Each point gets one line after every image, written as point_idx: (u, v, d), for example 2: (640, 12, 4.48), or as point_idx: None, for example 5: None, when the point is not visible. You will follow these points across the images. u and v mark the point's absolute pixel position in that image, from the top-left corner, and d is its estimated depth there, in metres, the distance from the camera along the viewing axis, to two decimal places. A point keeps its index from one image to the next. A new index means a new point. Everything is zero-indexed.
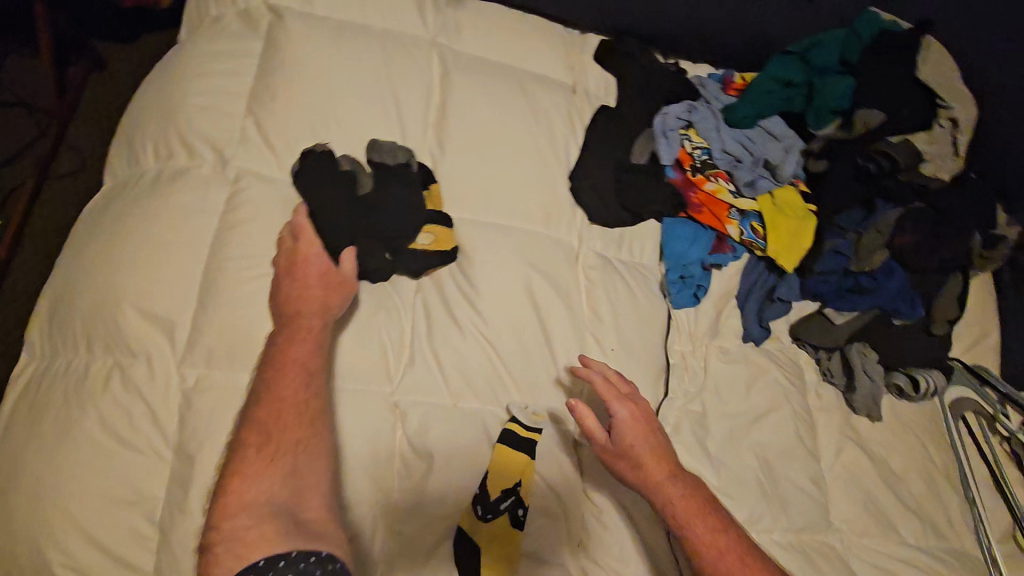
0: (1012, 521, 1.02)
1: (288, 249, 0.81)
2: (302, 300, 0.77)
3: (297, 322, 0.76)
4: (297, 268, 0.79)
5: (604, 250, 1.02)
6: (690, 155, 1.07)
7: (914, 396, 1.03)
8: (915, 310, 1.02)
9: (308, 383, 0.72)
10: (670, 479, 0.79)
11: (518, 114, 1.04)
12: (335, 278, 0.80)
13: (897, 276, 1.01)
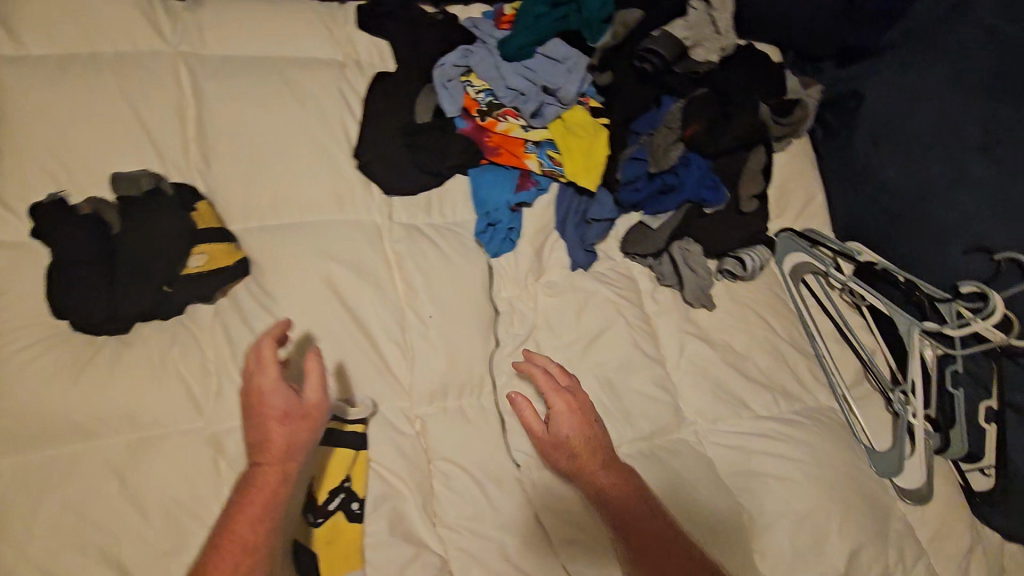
0: (858, 364, 1.08)
1: (252, 388, 0.70)
2: (263, 449, 0.68)
3: (257, 472, 0.68)
4: (259, 415, 0.69)
5: (410, 219, 1.00)
6: (474, 100, 1.03)
7: (746, 275, 1.06)
8: (719, 197, 1.03)
9: (253, 554, 0.64)
10: (606, 476, 0.77)
11: (285, 106, 0.98)
12: (299, 412, 0.70)
13: (696, 165, 1.02)
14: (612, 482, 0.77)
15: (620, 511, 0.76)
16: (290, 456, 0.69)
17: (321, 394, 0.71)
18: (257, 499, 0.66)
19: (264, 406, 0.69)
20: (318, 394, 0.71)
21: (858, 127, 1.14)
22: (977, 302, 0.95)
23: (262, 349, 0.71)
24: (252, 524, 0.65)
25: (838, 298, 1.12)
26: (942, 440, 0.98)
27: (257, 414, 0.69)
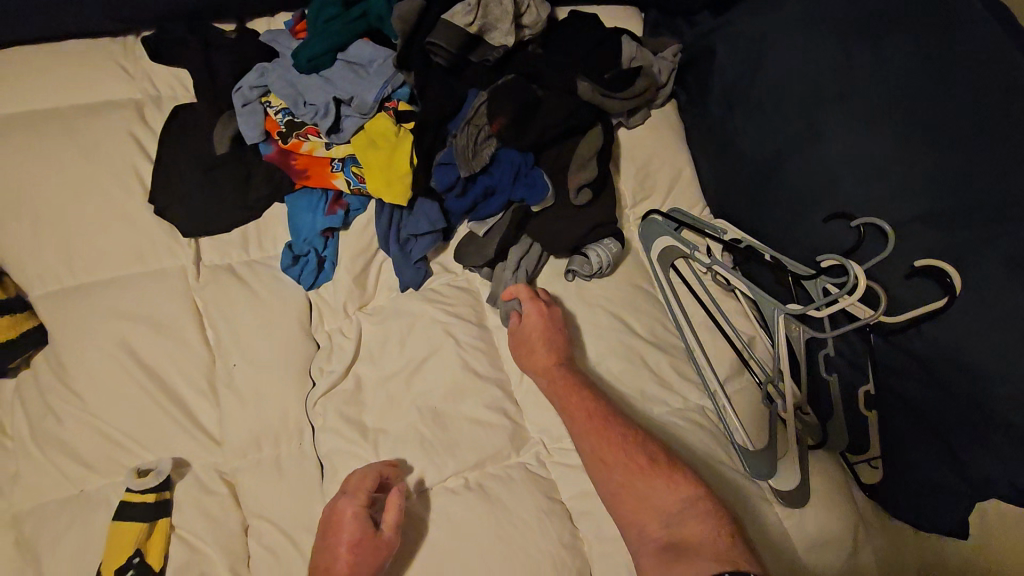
0: (735, 354, 0.97)
1: (333, 514, 0.76)
2: None
3: None
4: (332, 543, 0.73)
5: (223, 259, 0.94)
6: (275, 121, 0.96)
7: (600, 272, 0.97)
8: (541, 189, 0.93)
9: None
10: (592, 415, 0.82)
11: (72, 159, 0.93)
12: (369, 544, 0.73)
13: (514, 162, 0.93)
14: (597, 418, 0.82)
15: (610, 450, 0.80)
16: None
17: (394, 530, 0.74)
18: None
19: (339, 532, 0.74)
20: (390, 532, 0.74)
21: (714, 90, 1.02)
22: (839, 277, 0.85)
23: (354, 477, 0.79)
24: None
25: (711, 283, 1.02)
26: (818, 434, 0.89)
27: (332, 541, 0.74)
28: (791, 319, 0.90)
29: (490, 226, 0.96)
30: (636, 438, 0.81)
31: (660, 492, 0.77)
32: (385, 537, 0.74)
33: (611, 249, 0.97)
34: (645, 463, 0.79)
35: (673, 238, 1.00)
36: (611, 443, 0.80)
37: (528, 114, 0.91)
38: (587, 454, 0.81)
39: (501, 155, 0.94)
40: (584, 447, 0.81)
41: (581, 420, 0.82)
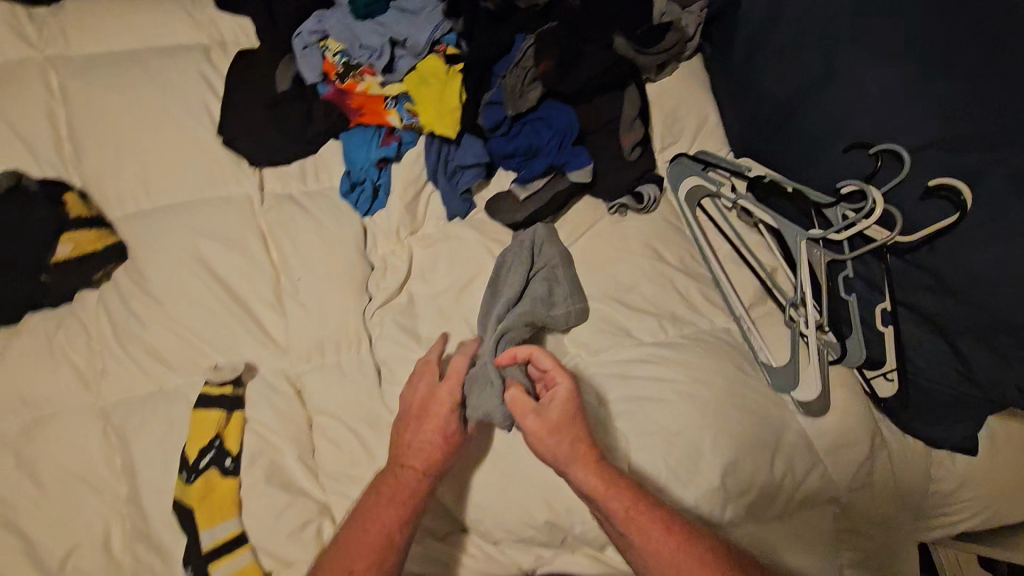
0: (759, 282, 1.04)
1: (431, 390, 0.82)
2: (422, 453, 0.78)
3: (409, 472, 0.77)
4: (429, 416, 0.80)
5: (285, 188, 1.02)
6: (333, 64, 1.04)
7: (644, 207, 1.05)
8: (581, 158, 1.00)
9: (392, 542, 0.73)
10: (647, 527, 0.72)
11: (147, 94, 1.01)
12: (460, 433, 0.80)
13: (558, 115, 1.00)
14: (658, 528, 0.72)
15: (676, 564, 0.70)
16: (440, 462, 0.78)
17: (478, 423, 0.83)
18: (402, 489, 0.76)
19: (436, 408, 0.80)
20: (477, 418, 0.81)
21: (739, 38, 1.09)
22: (858, 203, 0.92)
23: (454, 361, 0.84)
24: (395, 522, 0.74)
25: (735, 219, 1.08)
26: (839, 349, 0.95)
27: (427, 417, 0.80)
28: (812, 244, 0.96)
29: (530, 183, 1.02)
30: (711, 550, 0.71)
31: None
32: (469, 422, 0.81)
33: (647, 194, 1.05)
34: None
35: (700, 176, 1.07)
36: (682, 558, 0.70)
37: (570, 57, 0.98)
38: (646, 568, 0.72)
39: (545, 109, 1.01)
40: (645, 558, 0.72)
41: (636, 530, 0.72)
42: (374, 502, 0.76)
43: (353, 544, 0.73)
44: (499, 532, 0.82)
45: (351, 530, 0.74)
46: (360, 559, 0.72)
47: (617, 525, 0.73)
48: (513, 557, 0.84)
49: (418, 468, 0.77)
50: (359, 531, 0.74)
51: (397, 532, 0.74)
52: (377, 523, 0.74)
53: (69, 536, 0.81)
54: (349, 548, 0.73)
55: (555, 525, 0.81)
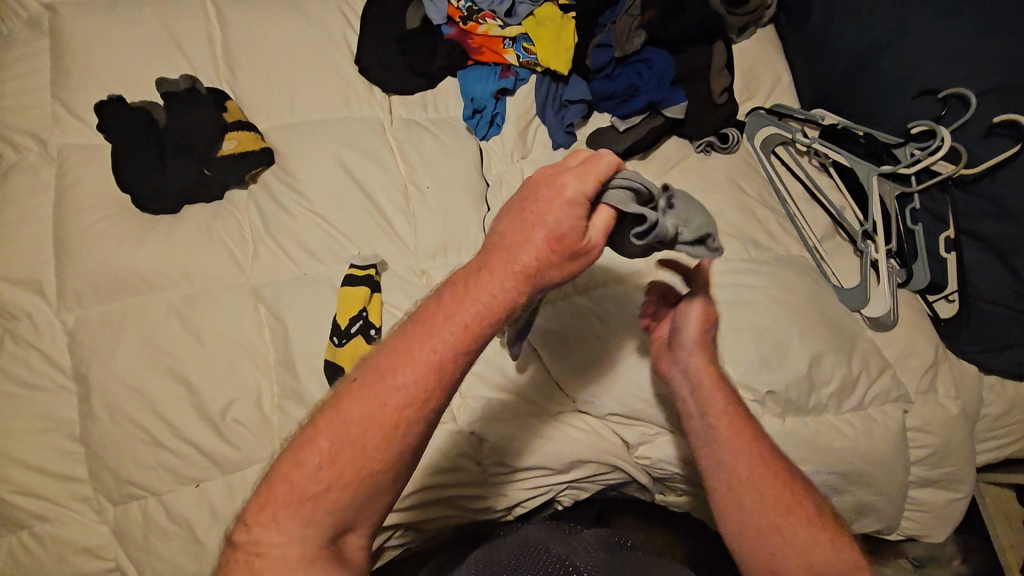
0: (830, 218, 1.15)
1: (558, 184, 0.63)
2: (511, 259, 0.63)
3: (497, 281, 0.63)
4: (537, 219, 0.62)
5: (409, 114, 1.14)
6: (457, 8, 1.16)
7: (727, 147, 1.17)
8: (678, 96, 1.12)
9: (441, 373, 0.63)
10: (747, 430, 0.79)
11: (294, 25, 1.13)
12: (569, 246, 0.62)
13: (658, 61, 1.12)
14: (757, 437, 0.79)
15: (756, 464, 0.77)
16: (520, 284, 0.63)
17: (598, 239, 0.64)
18: (471, 312, 0.63)
19: (541, 215, 0.62)
20: (596, 240, 0.64)
21: (814, 7, 1.23)
22: (926, 141, 1.04)
23: (599, 160, 0.63)
24: (447, 350, 0.63)
25: (807, 163, 1.21)
26: (906, 272, 1.08)
27: (539, 224, 0.62)
28: (883, 179, 1.09)
29: (631, 124, 1.14)
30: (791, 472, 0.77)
31: (796, 534, 0.73)
32: (577, 251, 0.63)
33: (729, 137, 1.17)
34: (790, 495, 0.75)
35: (776, 125, 1.19)
36: (763, 472, 0.76)
37: (674, 7, 1.11)
38: (723, 463, 0.78)
39: (648, 53, 1.13)
40: (726, 459, 0.78)
41: (723, 427, 0.79)
42: (432, 313, 0.65)
43: (399, 357, 0.64)
44: (611, 405, 0.93)
45: (403, 338, 0.65)
46: (400, 386, 0.62)
47: (716, 420, 0.79)
48: (618, 432, 0.95)
49: (497, 288, 0.63)
50: (429, 336, 0.63)
51: (443, 376, 0.63)
52: (438, 338, 0.63)
53: (229, 391, 0.90)
54: (395, 368, 0.63)
55: (662, 400, 0.92)
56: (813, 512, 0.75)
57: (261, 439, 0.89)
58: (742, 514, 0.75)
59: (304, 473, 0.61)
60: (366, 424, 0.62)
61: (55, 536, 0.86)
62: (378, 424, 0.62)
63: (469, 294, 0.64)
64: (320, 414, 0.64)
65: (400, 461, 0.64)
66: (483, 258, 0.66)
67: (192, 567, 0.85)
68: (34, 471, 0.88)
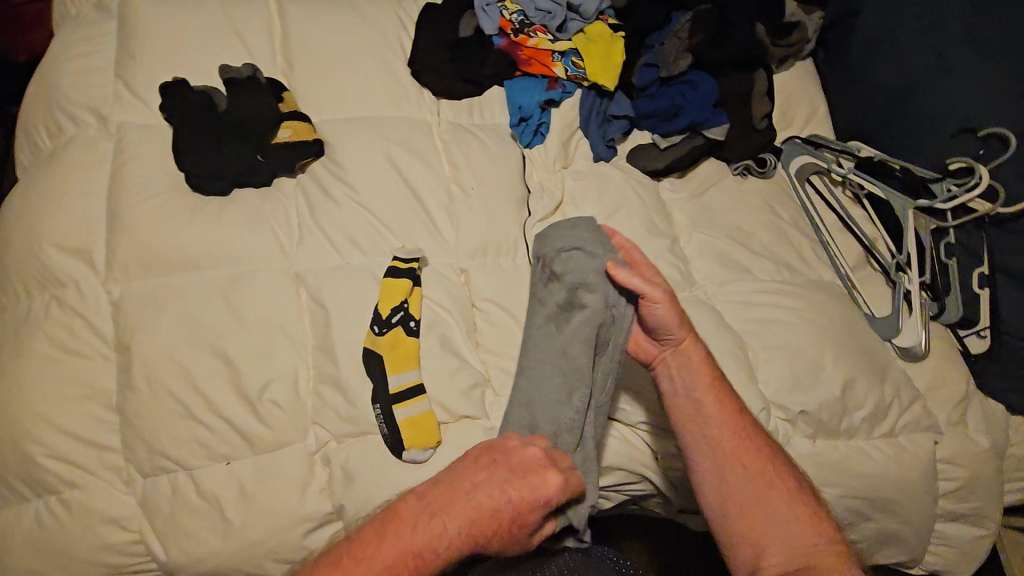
0: (863, 248, 1.17)
1: (531, 462, 0.77)
2: (489, 518, 0.73)
3: (462, 487, 0.75)
4: (506, 480, 0.75)
5: (456, 117, 1.17)
6: (509, 21, 1.20)
7: (766, 172, 1.19)
8: (720, 118, 1.15)
9: (396, 573, 0.70)
10: (723, 400, 0.85)
11: (351, 25, 1.17)
12: (533, 506, 0.75)
13: (701, 85, 1.16)
14: (738, 419, 0.84)
15: (734, 439, 0.83)
16: (480, 532, 0.73)
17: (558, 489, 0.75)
18: (430, 531, 0.72)
19: (535, 488, 0.75)
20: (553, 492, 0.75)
21: (854, 42, 1.26)
22: (964, 178, 1.07)
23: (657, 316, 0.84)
24: (401, 552, 0.71)
25: (841, 194, 1.22)
26: (938, 305, 1.08)
27: (497, 489, 0.74)
28: (917, 212, 1.11)
29: (671, 142, 1.16)
30: (768, 447, 0.84)
31: (775, 495, 0.80)
32: (518, 539, 0.75)
33: (767, 162, 1.20)
34: (762, 464, 0.82)
35: (812, 153, 1.21)
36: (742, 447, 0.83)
37: (720, 35, 1.15)
38: (708, 436, 0.83)
39: (694, 76, 1.16)
40: (708, 428, 0.83)
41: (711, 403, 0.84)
42: (412, 522, 0.73)
43: (367, 555, 0.71)
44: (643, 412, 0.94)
45: (381, 525, 0.74)
46: (366, 570, 0.70)
47: (695, 393, 0.84)
48: (648, 441, 0.94)
49: (466, 518, 0.73)
50: (408, 528, 0.73)
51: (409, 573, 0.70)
52: (410, 530, 0.73)
53: (266, 372, 0.91)
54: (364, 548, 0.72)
55: None
56: (791, 484, 0.82)
57: (295, 422, 0.90)
58: (723, 477, 0.82)
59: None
60: None
61: (83, 504, 0.86)
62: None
63: (439, 521, 0.73)
64: (308, 569, 0.72)
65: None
66: (446, 498, 0.75)
67: (217, 546, 0.85)
68: (66, 437, 0.88)
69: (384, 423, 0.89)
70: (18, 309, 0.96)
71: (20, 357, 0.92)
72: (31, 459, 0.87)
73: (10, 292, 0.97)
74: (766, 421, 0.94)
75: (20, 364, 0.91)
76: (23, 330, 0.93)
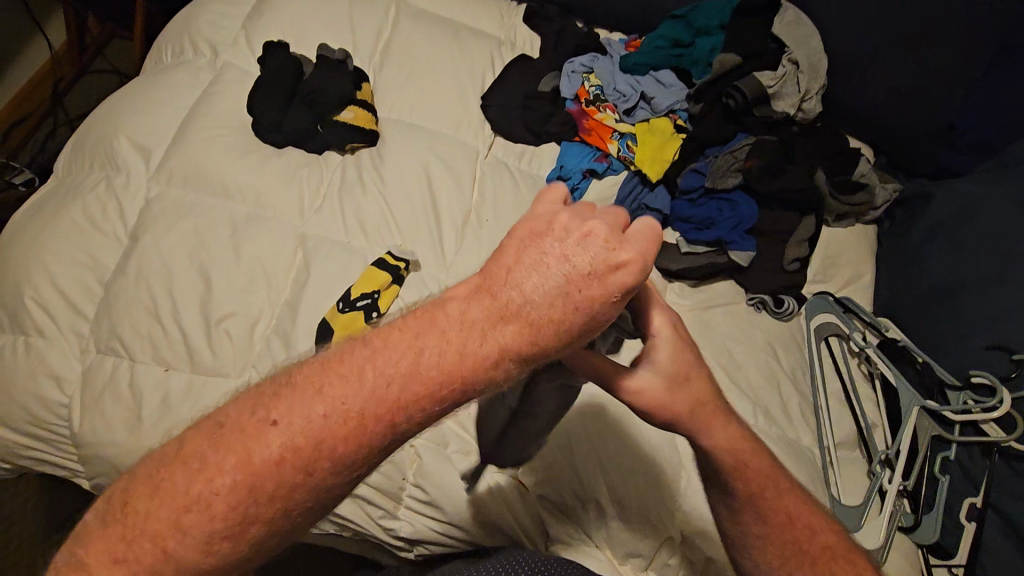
0: (858, 429, 1.07)
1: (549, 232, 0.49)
2: (526, 310, 0.47)
3: (485, 298, 0.49)
4: (496, 279, 0.49)
5: (505, 158, 1.24)
6: (586, 91, 1.28)
7: (779, 315, 1.15)
8: (748, 245, 1.15)
9: (369, 412, 0.47)
10: (779, 483, 0.71)
11: (448, 49, 1.29)
12: (581, 293, 0.47)
13: (742, 206, 1.15)
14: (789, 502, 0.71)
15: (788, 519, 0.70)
16: (512, 353, 0.47)
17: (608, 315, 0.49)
18: (399, 371, 0.47)
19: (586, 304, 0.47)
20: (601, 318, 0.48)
21: (918, 224, 1.22)
22: (984, 396, 0.96)
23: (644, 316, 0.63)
24: (381, 385, 0.47)
25: (855, 366, 1.13)
26: (912, 517, 0.98)
27: (524, 294, 0.48)
28: (925, 413, 1.03)
29: (692, 251, 1.16)
30: (820, 543, 0.70)
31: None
32: (589, 327, 0.48)
33: (784, 304, 1.15)
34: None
35: (837, 316, 1.16)
36: (796, 550, 0.70)
37: (776, 167, 1.14)
38: (764, 506, 0.70)
39: (737, 197, 1.16)
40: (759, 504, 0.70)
41: (770, 495, 0.70)
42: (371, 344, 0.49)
43: (301, 401, 0.48)
44: (551, 489, 0.90)
45: (334, 364, 0.49)
46: (308, 423, 0.47)
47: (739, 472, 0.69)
48: (545, 519, 0.91)
49: (486, 341, 0.47)
50: (398, 343, 0.49)
51: (378, 419, 0.47)
52: (389, 357, 0.48)
53: (234, 307, 0.97)
54: (280, 400, 0.48)
55: (601, 509, 0.89)
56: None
57: (237, 359, 0.94)
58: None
59: (195, 482, 0.46)
60: (292, 451, 0.46)
61: (40, 353, 0.95)
62: (268, 484, 0.46)
63: (387, 361, 0.48)
64: (204, 440, 0.48)
65: (295, 521, 0.47)
66: (424, 325, 0.49)
67: (125, 440, 0.90)
68: (54, 292, 0.98)
69: None
70: (78, 177, 1.10)
71: (57, 214, 1.04)
72: (19, 299, 0.98)
73: (80, 161, 1.12)
74: (672, 551, 0.89)
75: (54, 219, 1.04)
76: (73, 194, 1.07)
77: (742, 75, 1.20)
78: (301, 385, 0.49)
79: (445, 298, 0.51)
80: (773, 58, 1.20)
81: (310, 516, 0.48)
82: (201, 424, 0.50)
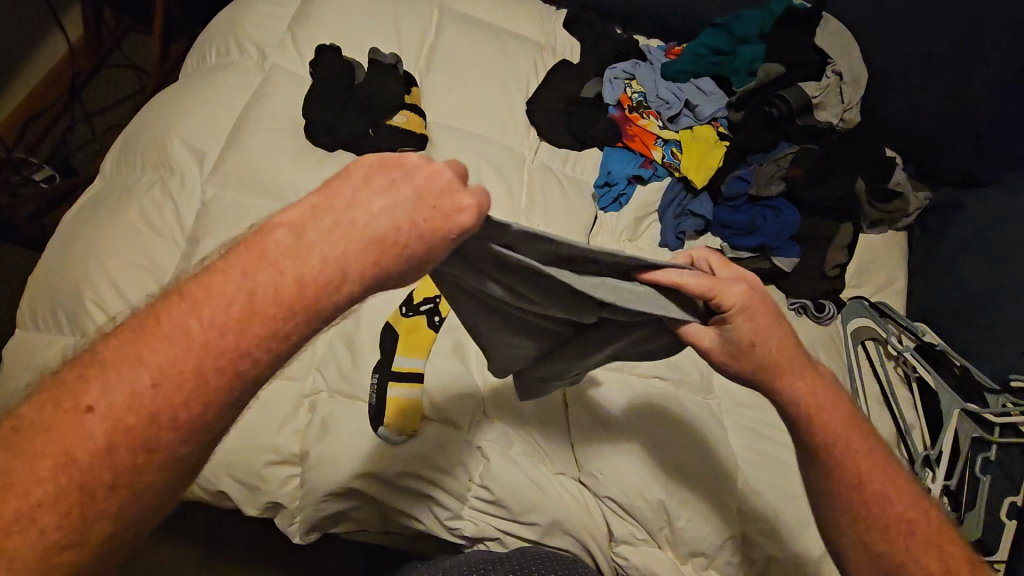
0: (898, 431, 1.10)
1: (399, 176, 0.51)
2: (377, 238, 0.49)
3: (325, 234, 0.49)
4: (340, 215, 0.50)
5: (550, 162, 1.25)
6: (629, 98, 1.29)
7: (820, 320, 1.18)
8: (792, 251, 1.17)
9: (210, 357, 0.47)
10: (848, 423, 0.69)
11: (493, 53, 1.30)
12: (428, 218, 0.50)
13: (784, 213, 1.18)
14: (872, 479, 0.67)
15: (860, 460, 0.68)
16: (354, 279, 0.49)
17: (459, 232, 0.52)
18: (260, 316, 0.47)
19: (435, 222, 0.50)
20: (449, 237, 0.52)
21: (951, 231, 1.26)
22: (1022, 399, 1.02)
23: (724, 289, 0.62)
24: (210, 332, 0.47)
25: (891, 368, 1.17)
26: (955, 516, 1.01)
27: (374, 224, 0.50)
28: (964, 416, 1.06)
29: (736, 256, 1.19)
30: (904, 519, 0.66)
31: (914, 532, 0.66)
32: (418, 262, 0.52)
33: (824, 308, 1.18)
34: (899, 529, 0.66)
35: (873, 319, 1.19)
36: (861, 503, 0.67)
37: (818, 176, 1.18)
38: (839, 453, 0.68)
39: (780, 204, 1.19)
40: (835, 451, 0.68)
41: (837, 439, 0.68)
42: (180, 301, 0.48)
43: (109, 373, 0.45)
44: (613, 489, 0.92)
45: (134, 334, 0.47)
46: (133, 387, 0.45)
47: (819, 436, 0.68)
48: (608, 519, 0.93)
49: (320, 263, 0.48)
50: (216, 293, 0.47)
51: (243, 366, 0.47)
52: (217, 307, 0.47)
53: None
54: (93, 378, 0.45)
55: (663, 509, 0.91)
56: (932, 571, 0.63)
57: (300, 360, 0.95)
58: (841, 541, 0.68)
59: (7, 496, 0.41)
60: (120, 418, 0.44)
61: None
62: (137, 454, 0.44)
63: (228, 308, 0.47)
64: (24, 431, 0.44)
65: (169, 478, 0.46)
66: (251, 262, 0.48)
67: None
68: (112, 294, 0.98)
69: (376, 396, 0.91)
70: (129, 178, 1.10)
71: (112, 216, 1.04)
72: (79, 301, 0.98)
73: (130, 161, 1.12)
74: (733, 548, 0.91)
75: (109, 221, 1.04)
76: (126, 195, 1.07)
77: (784, 84, 1.24)
78: (119, 357, 0.46)
79: (273, 225, 0.50)
80: (815, 68, 1.23)
81: (184, 472, 0.48)
82: (9, 413, 0.45)
